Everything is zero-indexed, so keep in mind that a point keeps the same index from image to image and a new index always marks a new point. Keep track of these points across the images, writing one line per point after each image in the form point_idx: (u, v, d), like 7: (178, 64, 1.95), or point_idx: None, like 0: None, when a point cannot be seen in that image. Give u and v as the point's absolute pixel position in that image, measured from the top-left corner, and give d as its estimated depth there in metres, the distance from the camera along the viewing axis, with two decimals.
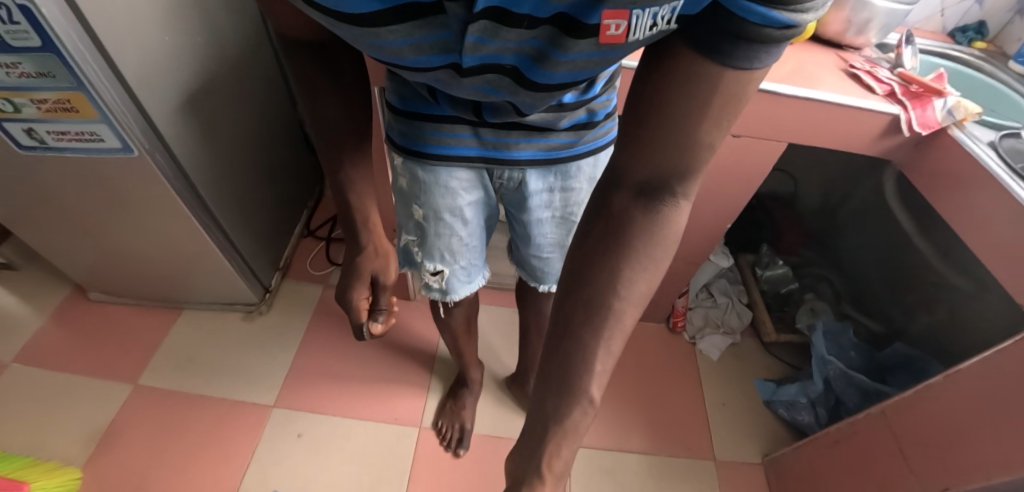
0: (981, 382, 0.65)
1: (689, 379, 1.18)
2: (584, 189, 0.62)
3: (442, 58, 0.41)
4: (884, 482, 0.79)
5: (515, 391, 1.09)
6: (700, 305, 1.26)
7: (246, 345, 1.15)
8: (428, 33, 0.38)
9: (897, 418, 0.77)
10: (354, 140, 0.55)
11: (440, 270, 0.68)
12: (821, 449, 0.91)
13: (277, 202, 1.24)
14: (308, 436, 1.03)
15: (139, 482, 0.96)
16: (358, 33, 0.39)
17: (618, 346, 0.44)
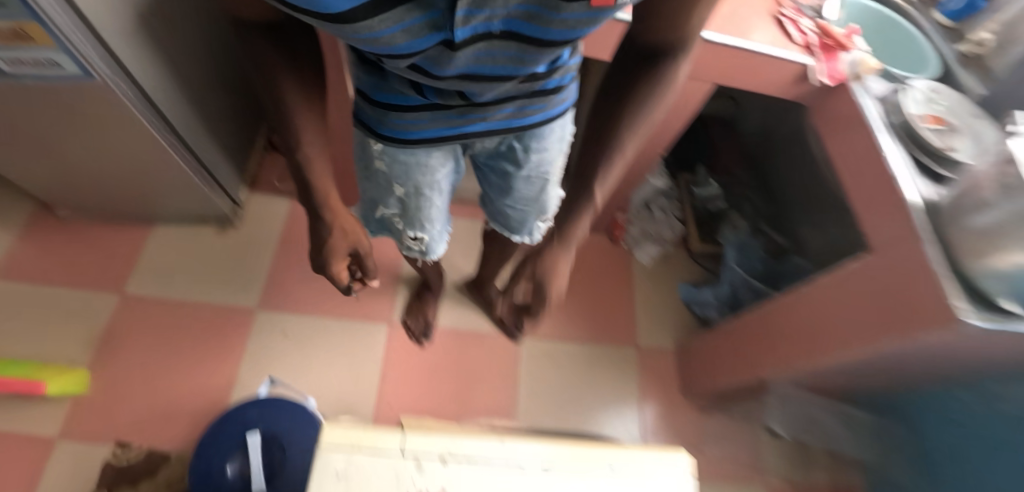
0: (830, 290, 0.85)
1: (623, 281, 1.38)
2: (555, 150, 0.69)
3: (434, 38, 0.40)
4: (757, 362, 1.02)
5: (474, 294, 1.25)
6: (639, 219, 1.41)
7: (223, 255, 1.24)
8: (417, 18, 0.37)
9: (774, 315, 0.98)
10: (310, 115, 0.56)
11: (420, 235, 0.81)
12: (719, 338, 1.15)
13: (239, 116, 1.25)
14: (291, 333, 1.17)
15: (143, 376, 1.09)
16: (349, 30, 0.38)
17: (621, 165, 0.60)
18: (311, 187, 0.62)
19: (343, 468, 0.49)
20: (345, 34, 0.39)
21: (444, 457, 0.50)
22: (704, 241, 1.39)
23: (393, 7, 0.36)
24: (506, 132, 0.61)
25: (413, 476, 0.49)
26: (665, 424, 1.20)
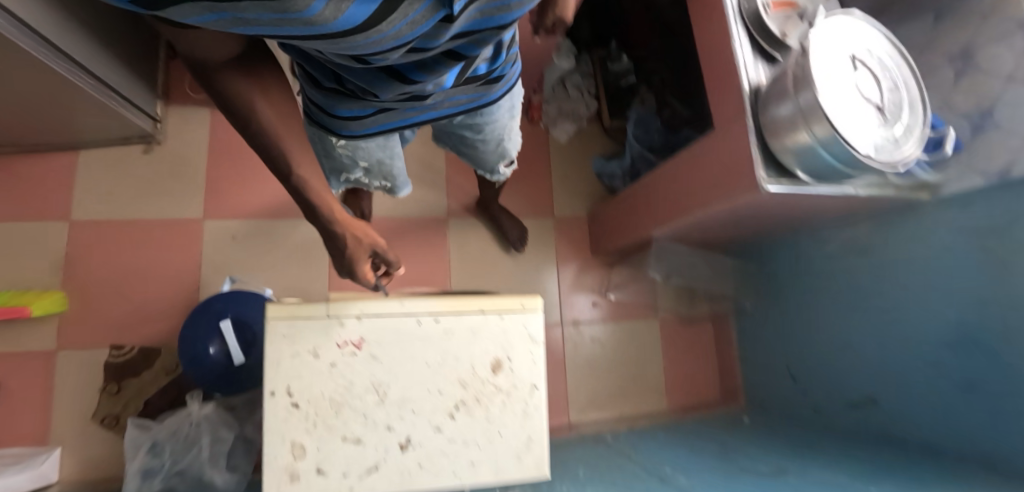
0: (688, 162, 1.02)
1: (542, 159, 1.52)
2: (502, 118, 0.82)
3: (435, 20, 0.37)
4: (645, 222, 1.22)
5: None
6: (556, 98, 1.50)
7: (157, 173, 1.30)
8: (420, 6, 0.34)
9: (655, 183, 1.16)
10: (292, 135, 0.55)
11: (388, 183, 0.98)
12: (621, 204, 1.33)
13: (134, 28, 1.20)
14: (241, 237, 1.29)
15: (115, 290, 1.23)
16: (361, 38, 0.36)
17: None
18: (309, 193, 0.61)
19: (287, 332, 0.70)
20: (351, 41, 0.36)
21: (358, 315, 0.71)
22: (615, 116, 1.50)
23: (392, 6, 0.33)
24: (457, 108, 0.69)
25: (338, 330, 0.71)
26: (580, 278, 1.46)
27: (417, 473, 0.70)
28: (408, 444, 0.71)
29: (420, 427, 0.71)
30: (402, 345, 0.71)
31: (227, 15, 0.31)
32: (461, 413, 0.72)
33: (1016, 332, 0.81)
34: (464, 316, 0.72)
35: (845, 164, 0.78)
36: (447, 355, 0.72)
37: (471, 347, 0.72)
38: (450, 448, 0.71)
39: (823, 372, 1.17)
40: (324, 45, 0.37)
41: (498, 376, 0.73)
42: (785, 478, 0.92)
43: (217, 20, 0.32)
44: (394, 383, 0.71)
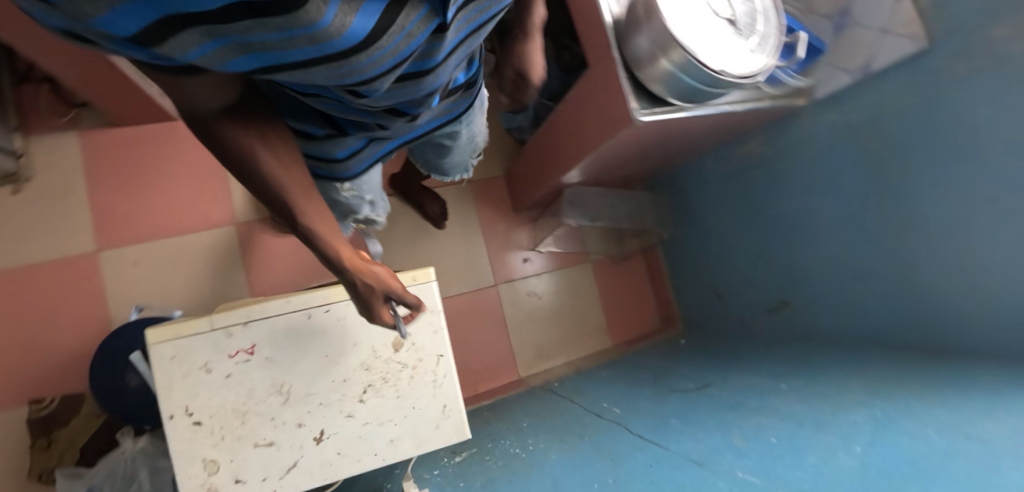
0: (573, 105, 1.00)
1: None
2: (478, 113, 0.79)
3: (434, 25, 0.36)
4: (552, 170, 1.20)
5: None
6: None
7: (35, 211, 1.19)
8: (416, 12, 0.33)
9: (553, 129, 1.13)
10: (307, 185, 0.45)
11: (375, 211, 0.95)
12: (529, 155, 1.30)
13: None
14: (144, 261, 1.21)
15: (20, 343, 1.15)
16: (357, 61, 0.34)
17: None
18: (319, 243, 0.47)
19: (172, 353, 0.69)
20: (354, 63, 0.34)
21: (245, 321, 0.71)
22: None
23: (400, 10, 0.32)
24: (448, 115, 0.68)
25: (226, 341, 0.70)
26: (511, 236, 1.43)
27: (338, 462, 0.72)
28: (324, 436, 0.72)
29: (333, 417, 0.72)
30: (298, 341, 0.73)
31: (228, 42, 0.28)
32: (371, 395, 0.74)
33: (892, 223, 0.87)
34: (354, 301, 0.74)
35: (708, 85, 0.79)
36: (345, 342, 0.74)
37: (368, 329, 0.75)
38: (366, 430, 0.73)
39: (741, 282, 1.22)
40: (327, 74, 0.35)
41: (399, 352, 0.75)
42: (708, 391, 0.97)
43: (214, 53, 0.29)
44: (297, 380, 0.72)
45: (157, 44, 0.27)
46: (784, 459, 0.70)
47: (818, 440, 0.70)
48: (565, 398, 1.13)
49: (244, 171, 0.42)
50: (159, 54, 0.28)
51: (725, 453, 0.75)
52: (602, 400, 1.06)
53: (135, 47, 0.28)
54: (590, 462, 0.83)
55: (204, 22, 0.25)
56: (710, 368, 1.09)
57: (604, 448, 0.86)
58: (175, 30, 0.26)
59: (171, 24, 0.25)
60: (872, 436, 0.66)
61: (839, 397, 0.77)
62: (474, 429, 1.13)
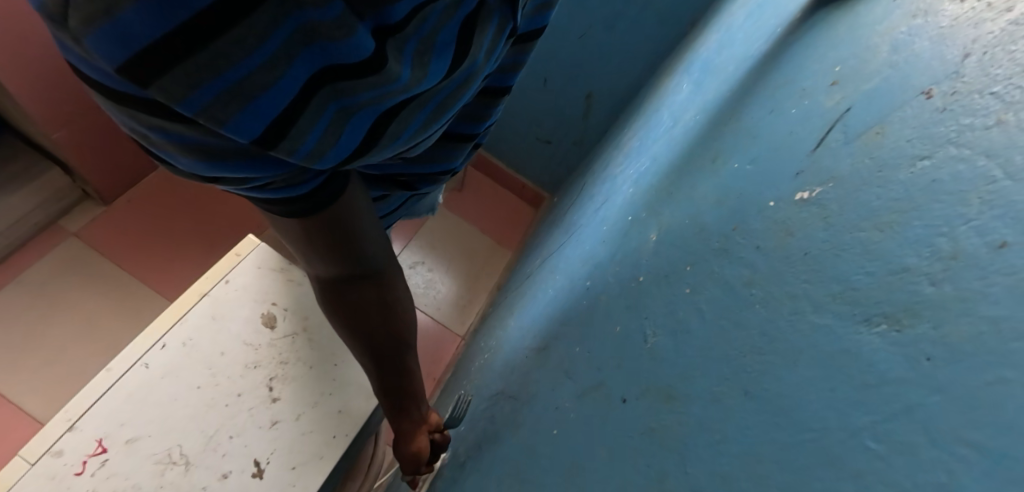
0: None
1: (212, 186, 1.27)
2: None
3: (497, 39, 0.41)
4: None
5: (104, 325, 1.04)
6: None
7: None
8: (484, 33, 0.38)
9: None
10: (393, 331, 0.46)
11: None
12: None
13: None
14: None
15: None
16: (445, 85, 0.38)
17: None
18: (383, 391, 0.51)
19: None
20: (432, 92, 0.37)
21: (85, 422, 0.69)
22: None
23: (471, 36, 0.36)
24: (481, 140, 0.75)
25: (60, 464, 0.53)
26: None
27: (300, 476, 0.58)
28: (264, 464, 0.58)
29: (259, 437, 0.59)
30: (156, 397, 0.58)
31: (336, 118, 0.29)
32: (283, 386, 0.62)
33: None
34: (189, 316, 0.62)
35: None
36: (212, 358, 0.61)
37: (229, 330, 0.62)
38: (308, 421, 0.61)
39: (553, 114, 1.23)
40: (417, 114, 0.37)
41: (277, 327, 0.64)
42: (587, 184, 0.98)
43: (329, 139, 0.30)
44: (185, 436, 0.57)
45: (283, 148, 0.27)
46: (650, 137, 0.72)
47: (663, 108, 0.76)
48: (500, 302, 1.06)
49: (333, 304, 0.43)
50: (284, 168, 0.29)
51: (616, 178, 0.75)
52: (527, 267, 1.01)
53: (267, 163, 0.28)
54: (534, 294, 0.78)
55: (314, 99, 0.27)
56: (581, 180, 1.09)
57: (543, 275, 0.81)
58: (297, 122, 0.27)
59: (299, 114, 0.27)
60: (686, 75, 0.75)
61: (668, 84, 0.83)
62: (445, 395, 0.98)
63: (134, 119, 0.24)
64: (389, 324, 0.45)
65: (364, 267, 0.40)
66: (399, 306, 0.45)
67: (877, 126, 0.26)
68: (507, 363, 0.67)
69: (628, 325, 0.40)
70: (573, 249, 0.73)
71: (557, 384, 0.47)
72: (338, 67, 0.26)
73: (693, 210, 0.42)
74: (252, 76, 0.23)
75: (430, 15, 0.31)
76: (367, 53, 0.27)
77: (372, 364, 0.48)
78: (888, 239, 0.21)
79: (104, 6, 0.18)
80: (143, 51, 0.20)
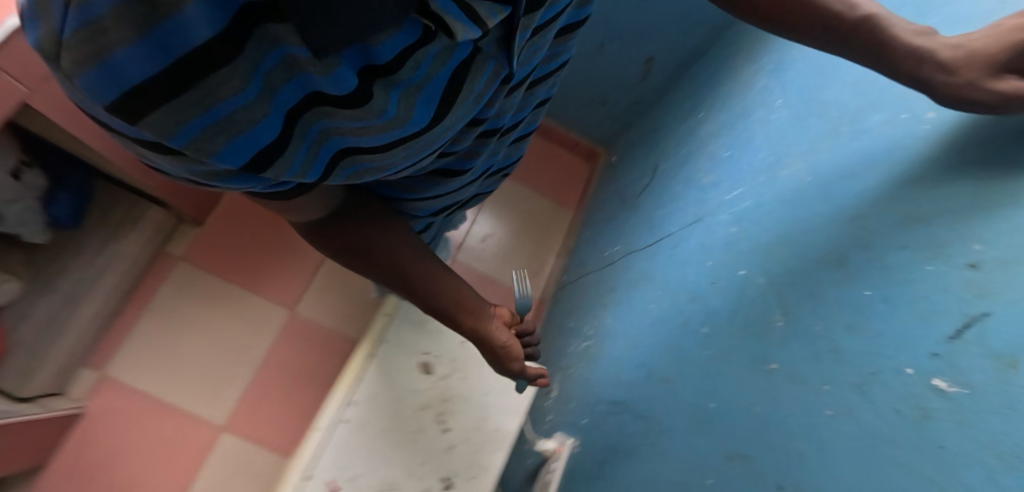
0: None
1: None
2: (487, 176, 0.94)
3: (496, 82, 0.38)
4: None
5: (237, 337, 1.21)
6: None
7: None
8: (484, 70, 0.35)
9: None
10: (418, 258, 0.51)
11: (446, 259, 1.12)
12: None
13: None
14: None
15: None
16: (444, 123, 0.37)
17: None
18: (440, 311, 0.56)
19: None
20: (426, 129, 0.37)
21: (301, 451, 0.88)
22: None
23: (468, 79, 0.34)
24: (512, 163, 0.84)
25: None
26: None
27: (479, 483, 0.73)
28: (450, 479, 0.72)
29: (444, 461, 0.73)
30: (361, 444, 0.71)
31: (315, 138, 0.31)
32: (450, 418, 0.75)
33: None
34: (366, 376, 0.74)
35: None
36: (391, 405, 0.74)
37: (398, 381, 0.75)
38: (476, 442, 0.74)
39: (605, 78, 1.22)
40: (405, 149, 0.38)
41: (434, 371, 0.77)
42: (662, 170, 1.02)
43: (308, 155, 0.32)
44: (389, 469, 0.71)
45: (266, 170, 0.30)
46: (743, 157, 0.76)
47: (755, 119, 0.78)
48: (581, 277, 1.17)
49: (357, 260, 0.49)
50: (274, 179, 0.32)
51: (709, 195, 0.80)
52: (608, 248, 1.10)
53: (251, 177, 0.30)
54: (633, 296, 0.88)
55: (294, 122, 0.28)
56: (647, 156, 1.13)
57: (635, 278, 0.91)
58: (275, 147, 0.29)
59: (274, 140, 0.28)
60: (779, 86, 0.76)
61: (752, 79, 0.84)
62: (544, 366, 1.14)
63: (154, 156, 0.27)
64: (403, 245, 0.49)
65: (339, 210, 0.45)
66: (395, 233, 0.49)
67: (1009, 355, 0.34)
68: (622, 373, 0.80)
69: (770, 413, 0.51)
70: (670, 265, 0.81)
71: (695, 431, 0.60)
72: (322, 94, 0.27)
73: (822, 319, 0.50)
74: (234, 114, 0.25)
75: (422, 63, 0.29)
76: (349, 84, 0.26)
77: (413, 295, 0.53)
78: (1008, 477, 0.32)
79: (96, 49, 0.19)
80: (130, 96, 0.21)
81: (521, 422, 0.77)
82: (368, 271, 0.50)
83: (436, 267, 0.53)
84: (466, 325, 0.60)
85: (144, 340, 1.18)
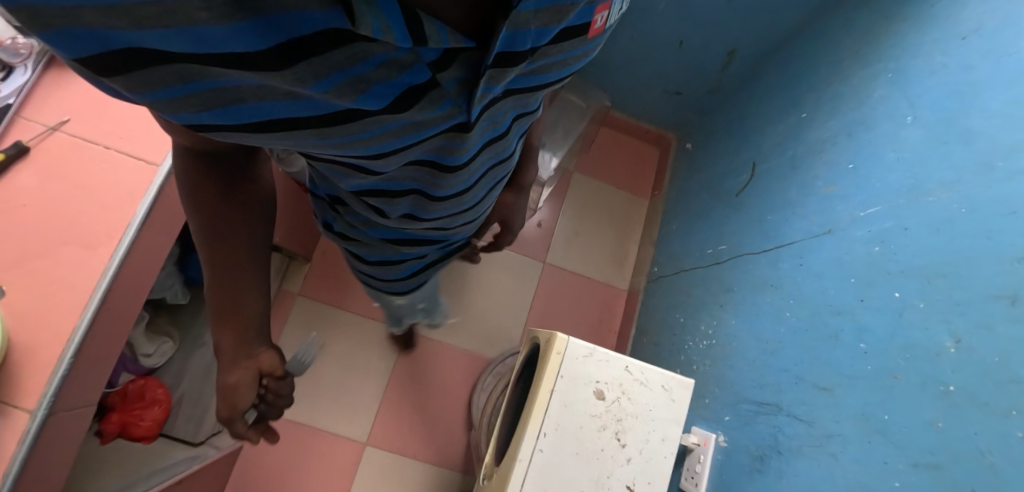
0: None
1: None
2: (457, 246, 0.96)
3: (449, 122, 0.40)
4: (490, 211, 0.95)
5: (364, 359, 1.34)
6: None
7: None
8: (436, 105, 0.37)
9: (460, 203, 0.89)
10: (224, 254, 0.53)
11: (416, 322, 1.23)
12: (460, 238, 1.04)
13: None
14: None
15: None
16: (354, 129, 0.36)
17: None
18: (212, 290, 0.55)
19: None
20: (338, 131, 0.36)
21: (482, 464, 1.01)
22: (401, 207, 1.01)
23: (409, 109, 0.36)
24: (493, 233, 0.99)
25: None
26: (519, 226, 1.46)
27: (656, 486, 0.85)
28: (632, 486, 0.84)
29: (626, 471, 0.85)
30: (557, 467, 0.82)
31: (207, 91, 0.29)
32: (625, 435, 0.86)
33: None
34: (550, 409, 0.83)
35: None
36: (577, 430, 0.84)
37: (579, 409, 0.84)
38: (648, 451, 0.86)
39: (679, 72, 1.24)
40: (314, 137, 0.37)
41: (606, 396, 0.86)
42: (761, 170, 1.07)
43: (190, 98, 0.29)
44: (585, 486, 0.82)
45: (119, 78, 0.27)
46: (875, 174, 0.81)
47: (878, 133, 0.82)
48: (679, 273, 1.25)
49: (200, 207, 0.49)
50: (123, 93, 0.28)
51: (835, 209, 0.86)
52: (708, 247, 1.16)
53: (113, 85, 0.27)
54: (760, 301, 0.95)
55: (172, 63, 0.26)
56: (734, 151, 1.18)
57: (756, 283, 0.98)
58: (144, 65, 0.26)
59: (138, 60, 0.25)
60: (906, 100, 0.79)
61: (868, 84, 0.87)
62: (653, 359, 1.25)
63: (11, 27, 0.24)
64: (250, 232, 0.53)
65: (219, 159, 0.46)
66: (232, 217, 0.51)
67: None
68: (764, 379, 0.89)
69: (953, 429, 0.60)
70: (801, 276, 0.88)
71: (874, 442, 0.68)
72: (226, 53, 0.26)
73: (1000, 349, 0.57)
74: (80, 10, 0.21)
75: (366, 60, 0.29)
76: (253, 47, 0.26)
77: (212, 270, 0.54)
78: None
79: None
80: None
81: (681, 430, 0.88)
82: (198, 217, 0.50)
83: (257, 272, 0.57)
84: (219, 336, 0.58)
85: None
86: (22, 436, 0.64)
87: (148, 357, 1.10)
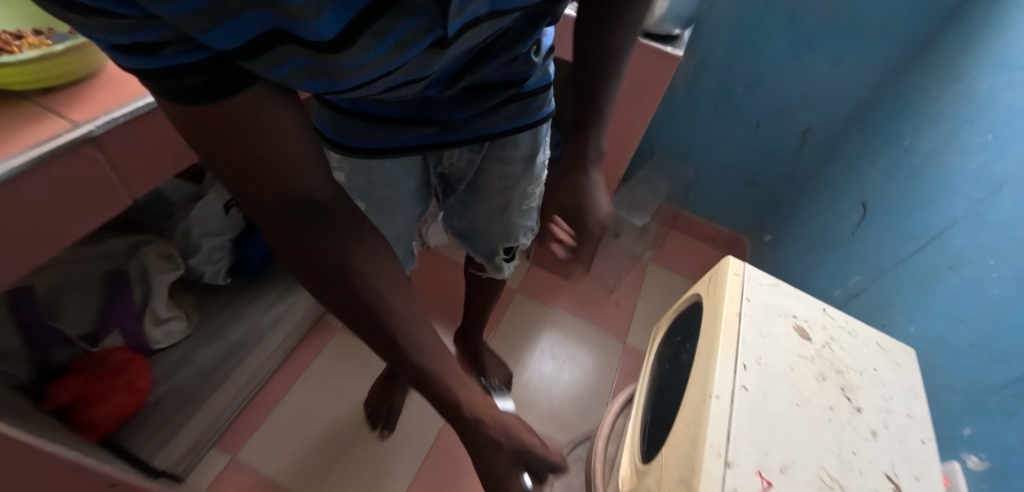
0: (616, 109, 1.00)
1: (450, 270, 1.32)
2: (471, 161, 0.74)
3: (428, 39, 0.42)
4: (525, 127, 0.71)
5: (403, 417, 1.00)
6: (460, 162, 0.75)
7: None
8: (410, 18, 0.39)
9: (509, 110, 0.67)
10: (379, 291, 0.43)
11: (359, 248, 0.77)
12: (492, 200, 0.79)
13: None
14: None
15: None
16: (350, 56, 0.39)
17: None
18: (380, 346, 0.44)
19: None
20: (338, 62, 0.39)
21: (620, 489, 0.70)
22: (489, 168, 0.75)
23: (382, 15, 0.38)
24: (517, 133, 0.70)
25: None
26: (595, 302, 1.32)
27: (930, 486, 0.54)
28: (893, 478, 0.54)
29: (875, 449, 0.56)
30: (771, 419, 0.55)
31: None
32: (855, 395, 0.60)
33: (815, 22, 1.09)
34: (745, 336, 0.62)
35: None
36: (787, 372, 0.60)
37: (782, 345, 0.63)
38: (897, 428, 0.58)
39: (751, 159, 1.34)
40: (305, 60, 0.37)
41: (812, 337, 0.65)
42: (874, 202, 1.01)
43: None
44: (822, 458, 0.53)
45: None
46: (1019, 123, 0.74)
47: (1004, 101, 0.78)
48: None
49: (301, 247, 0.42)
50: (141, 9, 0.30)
51: (993, 170, 0.76)
52: (834, 288, 1.04)
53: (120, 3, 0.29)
54: (938, 287, 0.79)
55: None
56: (824, 207, 1.18)
57: (918, 281, 0.84)
58: None
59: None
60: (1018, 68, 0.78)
61: (969, 84, 0.87)
62: None
63: None
64: (365, 254, 0.44)
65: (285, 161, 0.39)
66: (344, 247, 0.42)
67: None
68: (1001, 346, 0.66)
69: None
70: (984, 237, 0.74)
71: None
72: None
73: None
74: None
75: None
76: None
77: (368, 328, 0.43)
78: None
79: None
80: None
81: (926, 408, 0.61)
82: (346, 312, 0.43)
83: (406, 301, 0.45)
84: (475, 415, 0.46)
85: (295, 418, 0.96)
86: (44, 137, 0.45)
87: (155, 327, 0.85)
